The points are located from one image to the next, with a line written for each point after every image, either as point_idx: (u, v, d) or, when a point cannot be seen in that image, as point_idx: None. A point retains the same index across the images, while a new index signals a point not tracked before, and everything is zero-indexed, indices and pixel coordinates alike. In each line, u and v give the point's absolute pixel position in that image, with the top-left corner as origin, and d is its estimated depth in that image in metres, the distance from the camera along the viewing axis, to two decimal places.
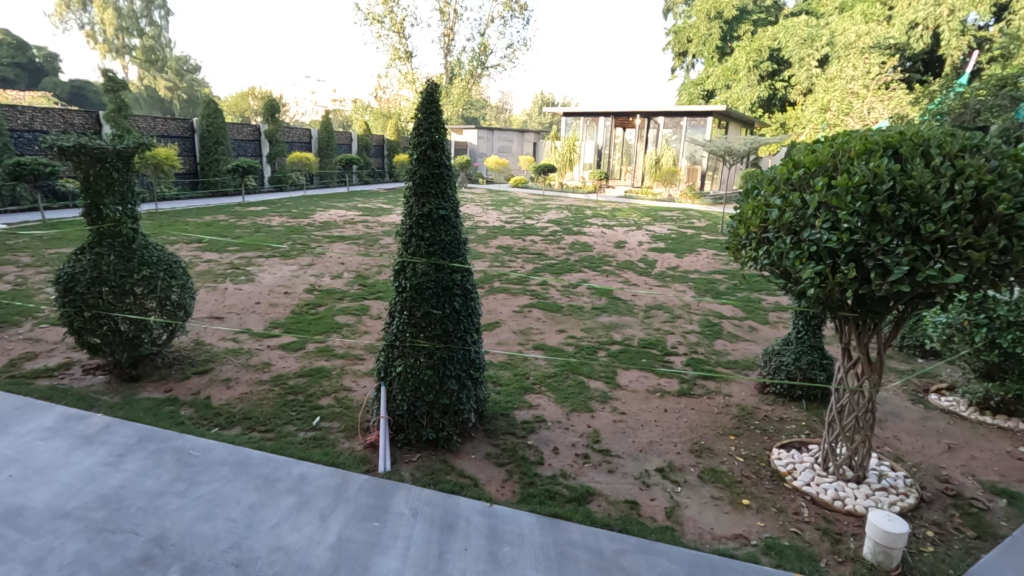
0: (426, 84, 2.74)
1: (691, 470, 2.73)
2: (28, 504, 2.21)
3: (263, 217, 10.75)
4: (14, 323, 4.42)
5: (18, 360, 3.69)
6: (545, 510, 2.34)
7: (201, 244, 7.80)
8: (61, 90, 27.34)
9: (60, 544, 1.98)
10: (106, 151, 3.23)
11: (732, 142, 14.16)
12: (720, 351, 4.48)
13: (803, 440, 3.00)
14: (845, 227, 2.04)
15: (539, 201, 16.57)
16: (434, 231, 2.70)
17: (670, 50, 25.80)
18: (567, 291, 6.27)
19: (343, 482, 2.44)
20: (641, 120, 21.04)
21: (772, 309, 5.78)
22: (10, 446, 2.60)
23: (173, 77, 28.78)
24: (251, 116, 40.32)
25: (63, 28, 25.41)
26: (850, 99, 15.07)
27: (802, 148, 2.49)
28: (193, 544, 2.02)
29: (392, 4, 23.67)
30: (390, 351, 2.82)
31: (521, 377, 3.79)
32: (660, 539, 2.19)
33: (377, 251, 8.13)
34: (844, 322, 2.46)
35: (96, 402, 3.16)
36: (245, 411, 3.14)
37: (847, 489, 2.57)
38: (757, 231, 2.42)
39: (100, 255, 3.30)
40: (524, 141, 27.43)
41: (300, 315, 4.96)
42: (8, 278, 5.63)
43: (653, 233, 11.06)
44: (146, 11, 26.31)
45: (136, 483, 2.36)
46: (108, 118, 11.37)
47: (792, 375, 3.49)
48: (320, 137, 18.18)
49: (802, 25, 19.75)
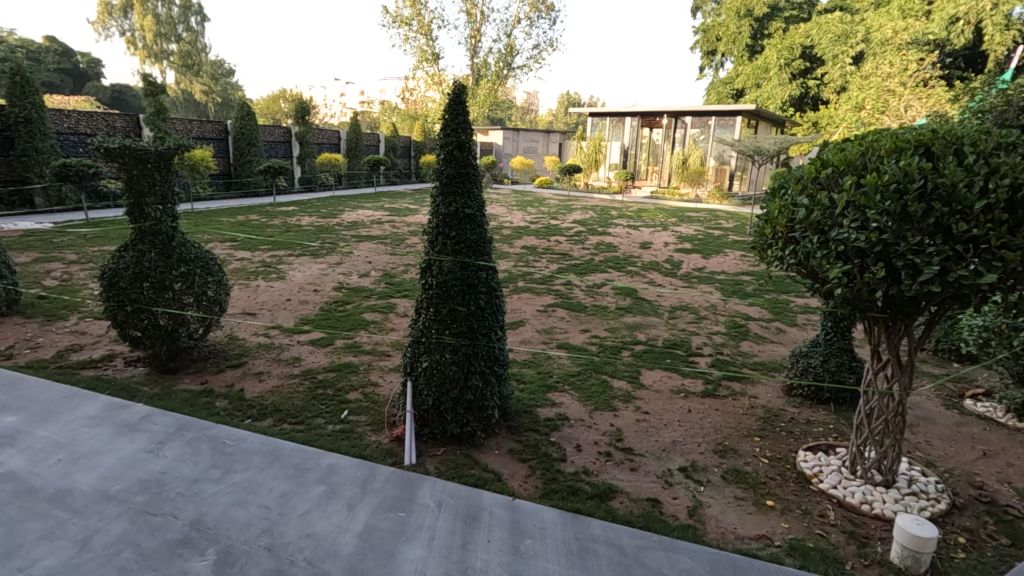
0: (454, 85, 2.80)
1: (714, 470, 2.72)
2: (76, 486, 2.33)
3: (293, 217, 11.01)
4: (61, 317, 4.63)
5: (66, 352, 3.88)
6: (568, 506, 2.37)
7: (235, 244, 8.03)
8: (103, 95, 28.50)
9: (105, 525, 2.09)
10: (149, 152, 3.39)
11: (761, 142, 13.90)
12: (746, 352, 4.43)
13: (830, 443, 2.97)
14: (874, 226, 2.02)
15: (564, 202, 16.58)
16: (459, 230, 2.76)
17: (699, 49, 25.49)
18: (591, 291, 6.28)
19: (370, 474, 2.51)
20: (668, 120, 20.86)
21: (801, 311, 5.69)
22: (59, 432, 2.75)
23: (208, 81, 29.55)
24: (281, 118, 41.43)
25: (105, 35, 26.41)
26: (886, 97, 14.64)
27: (830, 147, 2.46)
28: (228, 528, 2.11)
29: (419, 7, 23.92)
30: (416, 346, 2.88)
31: (544, 376, 3.82)
32: (682, 537, 2.20)
33: (403, 250, 8.28)
34: (874, 323, 2.42)
35: (137, 392, 3.30)
36: (277, 403, 3.24)
37: (875, 493, 2.53)
38: (783, 231, 2.40)
39: (142, 252, 3.44)
40: (549, 141, 27.52)
41: (329, 312, 5.09)
42: (55, 274, 5.89)
43: (679, 234, 10.99)
44: (183, 18, 27.13)
45: (174, 470, 2.47)
46: (148, 121, 11.80)
47: (819, 377, 3.44)
48: (349, 138, 18.48)
49: (837, 21, 19.26)
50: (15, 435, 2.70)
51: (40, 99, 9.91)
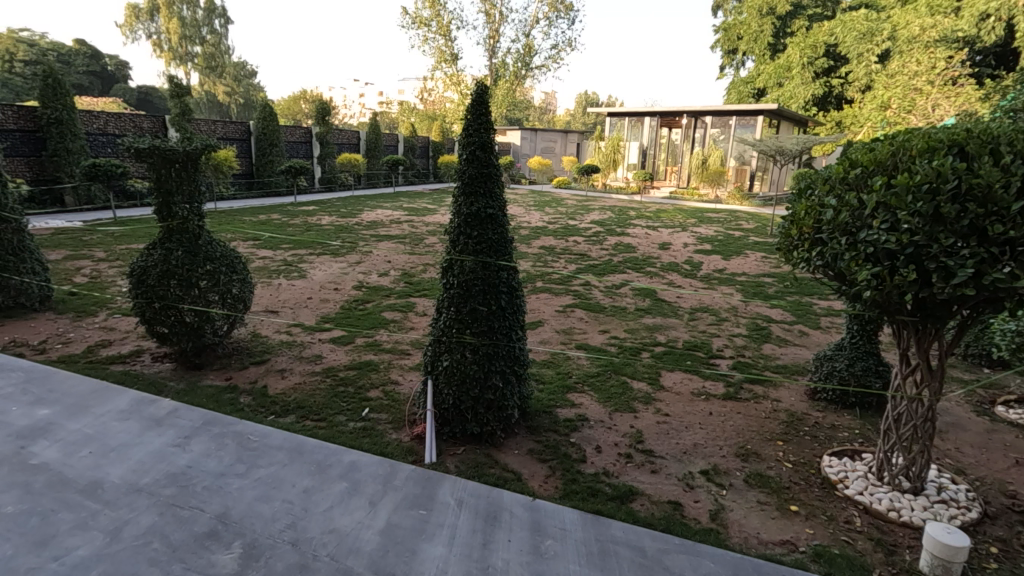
0: (476, 84, 2.80)
1: (736, 474, 2.69)
2: (107, 478, 2.39)
3: (314, 216, 11.11)
4: (91, 313, 4.75)
5: (96, 347, 3.98)
6: (588, 507, 2.36)
7: (258, 243, 8.16)
8: (130, 96, 29.17)
9: (134, 517, 2.14)
10: (177, 152, 3.46)
11: (783, 142, 13.66)
12: (768, 355, 4.36)
13: (856, 449, 2.91)
14: (905, 227, 1.97)
15: (582, 202, 16.57)
16: (481, 230, 2.77)
17: (719, 48, 25.21)
18: (610, 292, 6.25)
19: (391, 471, 2.53)
20: (687, 120, 20.69)
21: (824, 314, 5.59)
22: (89, 425, 2.82)
23: (231, 82, 29.97)
24: (302, 119, 42.00)
25: (132, 38, 27.05)
26: (913, 96, 14.26)
27: (858, 147, 2.43)
28: (253, 522, 2.14)
29: (438, 7, 24.03)
30: (437, 345, 2.90)
31: (564, 376, 3.81)
32: (704, 540, 2.18)
33: (422, 249, 8.34)
34: (903, 327, 2.38)
35: (164, 388, 3.37)
36: (299, 400, 3.28)
37: (902, 500, 2.48)
38: (810, 232, 2.37)
39: (170, 250, 3.52)
40: (567, 141, 27.49)
41: (349, 310, 5.13)
42: (84, 271, 6.03)
43: (698, 235, 10.89)
44: (207, 20, 27.64)
45: (200, 464, 2.52)
46: (174, 122, 12.02)
47: (845, 381, 3.38)
48: (369, 138, 18.63)
49: (862, 19, 18.88)
50: (48, 427, 2.77)
51: (71, 101, 10.17)
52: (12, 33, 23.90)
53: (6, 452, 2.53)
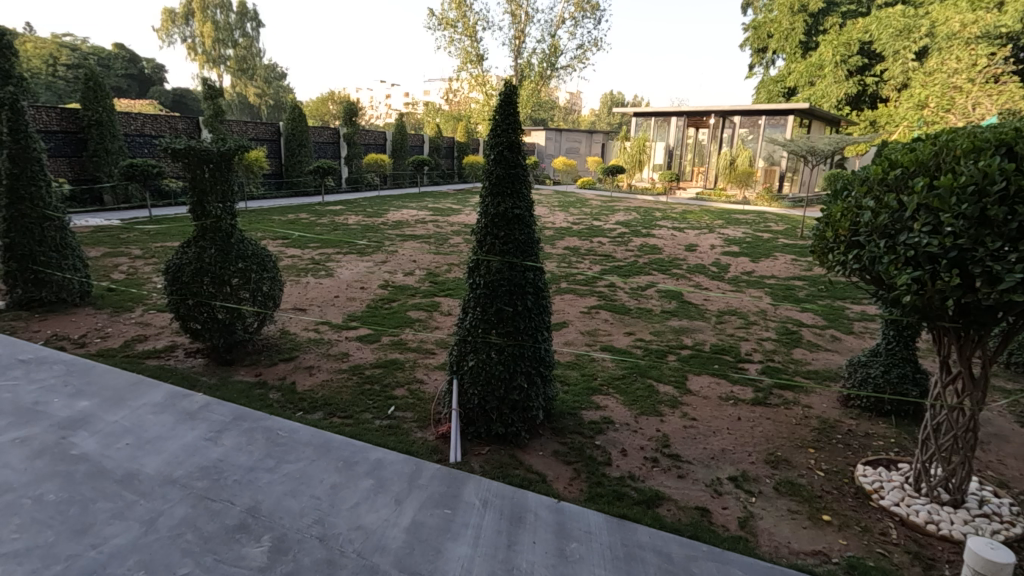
0: (504, 85, 2.79)
1: (766, 481, 2.63)
2: (142, 470, 2.46)
3: (341, 216, 11.25)
4: (128, 308, 4.90)
5: (132, 342, 4.10)
6: (614, 510, 2.34)
7: (286, 242, 8.30)
8: (166, 98, 30.09)
9: (169, 508, 2.20)
10: (212, 153, 3.55)
11: (815, 142, 13.30)
12: (799, 360, 4.26)
13: (892, 458, 2.83)
14: (948, 230, 1.91)
15: (607, 203, 16.47)
16: (508, 230, 2.77)
17: (749, 47, 24.77)
18: (635, 293, 6.19)
19: (416, 470, 2.55)
20: (715, 120, 20.40)
21: (858, 319, 5.44)
22: (126, 417, 2.91)
23: (262, 84, 30.59)
24: (330, 120, 42.68)
25: (168, 42, 27.88)
26: (952, 95, 13.93)
27: (897, 148, 2.36)
28: (282, 517, 2.18)
29: (465, 9, 24.15)
30: (463, 345, 2.91)
31: (589, 377, 3.79)
32: (732, 548, 2.14)
33: (446, 249, 8.39)
34: (944, 334, 2.29)
35: (196, 382, 3.46)
36: (326, 397, 3.33)
37: (941, 512, 2.40)
38: (845, 235, 2.31)
39: (203, 249, 3.60)
40: (592, 142, 27.42)
41: (375, 309, 5.19)
42: (122, 268, 6.22)
43: (726, 237, 10.72)
44: (239, 24, 28.31)
45: (232, 458, 2.58)
46: (207, 123, 12.34)
47: (880, 389, 3.28)
48: (395, 139, 18.82)
49: (898, 16, 18.33)
50: (87, 419, 2.87)
51: (111, 103, 10.51)
52: (57, 39, 24.98)
53: (48, 442, 2.62)
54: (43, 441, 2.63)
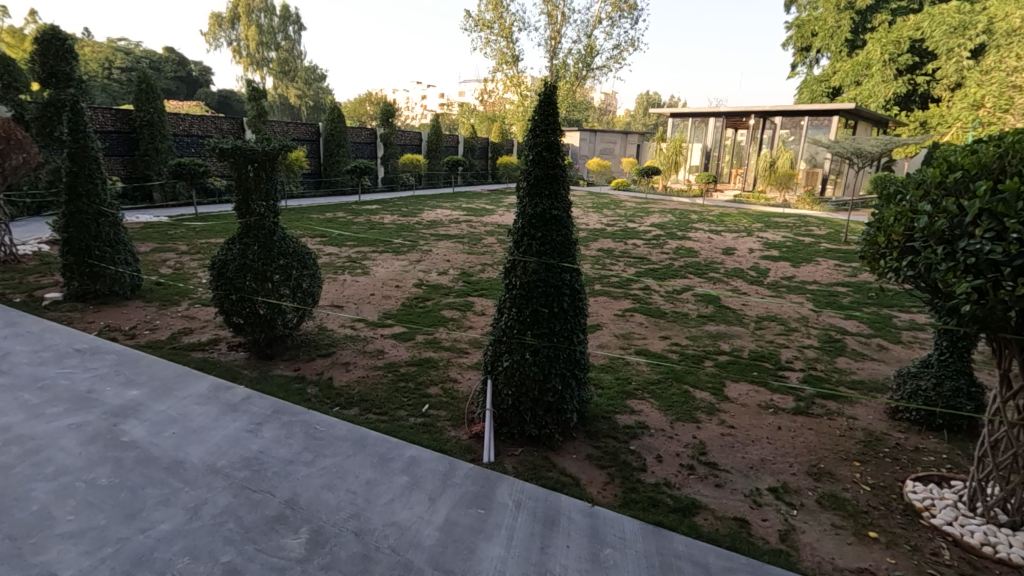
0: (544, 85, 2.78)
1: (808, 494, 2.54)
2: (187, 458, 2.54)
3: (376, 215, 11.43)
4: (175, 302, 5.08)
5: (178, 335, 4.25)
6: (649, 518, 2.29)
7: (324, 240, 8.48)
8: (212, 100, 31.18)
9: (211, 496, 2.27)
10: (257, 152, 3.65)
11: (861, 143, 12.77)
12: (843, 369, 4.11)
13: (944, 475, 2.69)
14: (1014, 236, 1.79)
15: (641, 205, 16.24)
16: (546, 231, 2.75)
17: (792, 46, 24.08)
18: (671, 297, 6.09)
19: (450, 468, 2.57)
20: (755, 120, 19.93)
21: (906, 328, 5.21)
22: (173, 406, 3.02)
23: (302, 86, 31.37)
24: (367, 121, 43.40)
25: (215, 45, 28.84)
26: (1011, 94, 13.26)
27: (956, 149, 2.25)
28: (319, 509, 2.22)
29: (501, 10, 24.21)
30: (497, 345, 2.91)
31: (623, 381, 3.74)
32: (773, 562, 2.08)
33: (479, 249, 8.42)
34: (1004, 347, 2.17)
35: (238, 375, 3.57)
36: (362, 393, 3.38)
37: (998, 534, 2.27)
38: (899, 240, 2.21)
39: (247, 246, 3.70)
40: (627, 142, 27.12)
41: (410, 307, 5.26)
42: (169, 263, 6.48)
43: (765, 240, 10.45)
44: (282, 27, 29.10)
45: (271, 450, 2.64)
46: (251, 124, 12.71)
47: (931, 402, 3.14)
48: (430, 139, 18.99)
49: (953, 12, 17.57)
50: (137, 408, 2.99)
51: (161, 104, 10.88)
52: (112, 43, 26.26)
53: (101, 429, 2.74)
54: (96, 427, 2.75)
